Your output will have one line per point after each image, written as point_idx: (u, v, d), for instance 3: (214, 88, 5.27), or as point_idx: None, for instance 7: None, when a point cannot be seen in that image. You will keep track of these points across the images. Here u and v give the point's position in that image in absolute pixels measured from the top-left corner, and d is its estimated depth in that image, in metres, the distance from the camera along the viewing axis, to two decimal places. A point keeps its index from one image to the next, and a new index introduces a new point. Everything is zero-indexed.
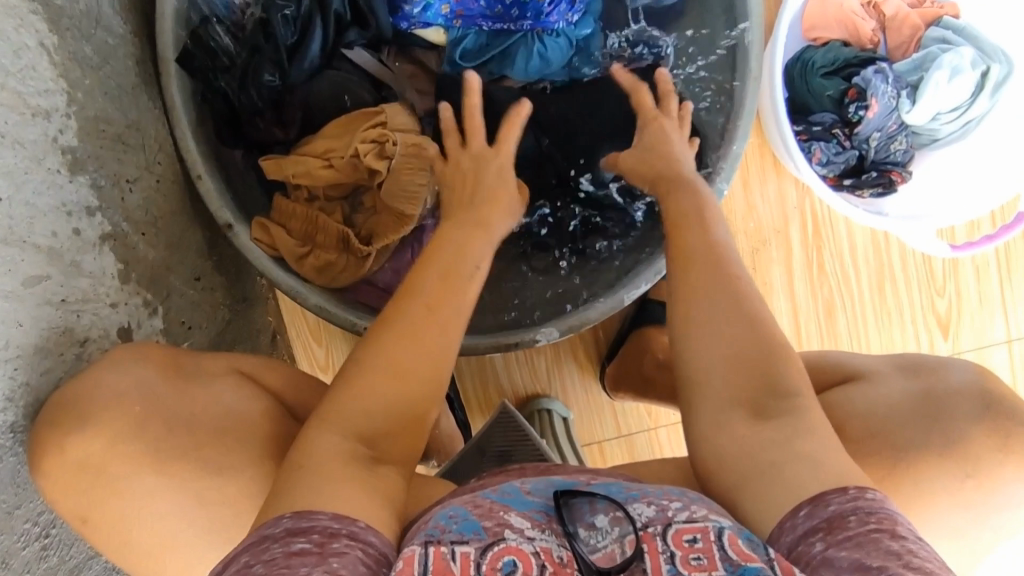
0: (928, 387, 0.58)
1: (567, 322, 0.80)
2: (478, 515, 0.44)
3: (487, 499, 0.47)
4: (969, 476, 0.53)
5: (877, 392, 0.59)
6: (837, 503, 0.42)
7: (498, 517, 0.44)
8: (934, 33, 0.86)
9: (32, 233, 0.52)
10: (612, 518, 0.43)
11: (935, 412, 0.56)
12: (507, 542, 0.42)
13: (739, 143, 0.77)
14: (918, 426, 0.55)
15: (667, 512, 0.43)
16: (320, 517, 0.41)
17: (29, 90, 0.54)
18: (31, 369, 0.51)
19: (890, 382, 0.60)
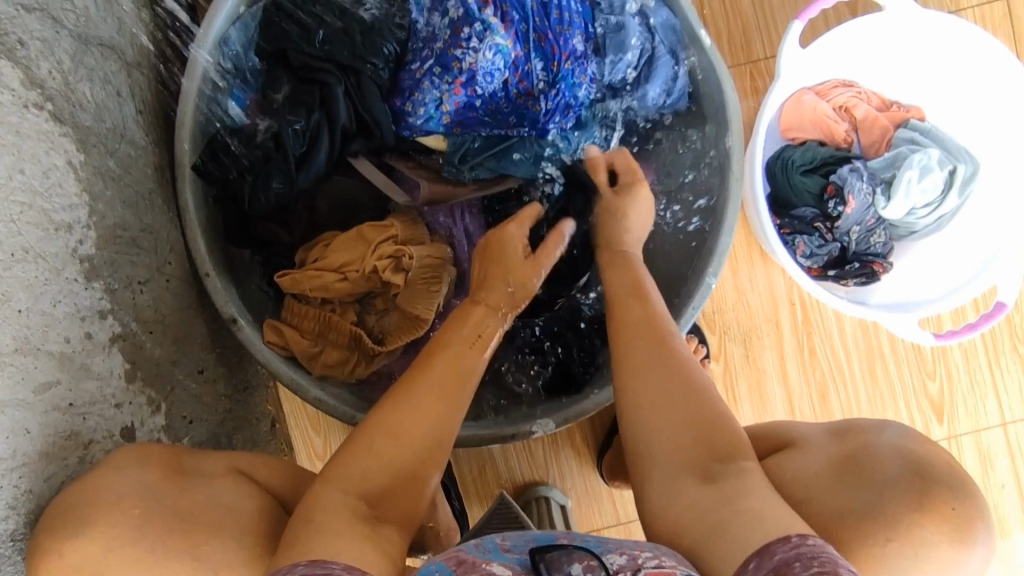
0: (853, 450, 0.56)
1: (563, 413, 0.81)
2: (459, 573, 0.47)
3: (469, 554, 0.50)
4: (891, 537, 0.48)
5: (804, 462, 0.57)
6: (783, 552, 0.44)
7: (479, 569, 0.47)
8: (904, 134, 0.92)
9: (47, 341, 0.55)
10: (586, 566, 0.45)
11: (856, 470, 0.53)
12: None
13: (726, 238, 0.81)
14: (839, 489, 0.52)
15: (636, 559, 0.47)
16: (332, 567, 0.45)
17: (53, 207, 0.59)
18: (36, 477, 0.51)
19: (821, 451, 0.58)
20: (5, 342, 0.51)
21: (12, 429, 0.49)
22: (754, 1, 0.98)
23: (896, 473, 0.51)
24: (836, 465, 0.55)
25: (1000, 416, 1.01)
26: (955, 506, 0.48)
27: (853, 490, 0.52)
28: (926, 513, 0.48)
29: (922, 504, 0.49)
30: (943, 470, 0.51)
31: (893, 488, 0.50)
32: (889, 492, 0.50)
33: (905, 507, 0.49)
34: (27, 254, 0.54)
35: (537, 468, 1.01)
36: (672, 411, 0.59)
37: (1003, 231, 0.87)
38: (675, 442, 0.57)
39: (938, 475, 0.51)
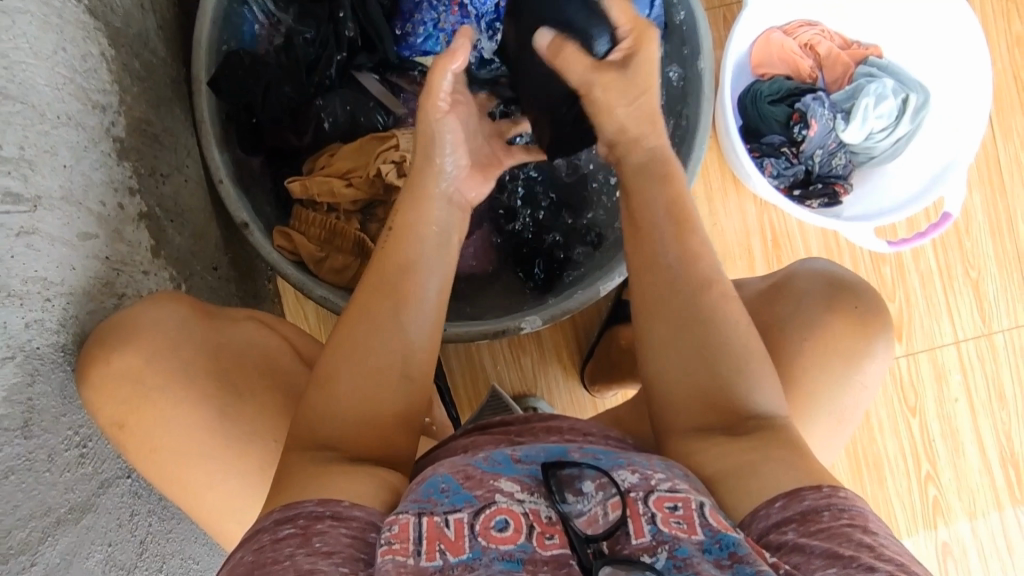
0: (777, 279, 0.69)
1: (550, 311, 0.89)
2: (467, 487, 0.50)
3: (477, 468, 0.52)
4: (806, 338, 0.63)
5: (741, 296, 0.70)
6: (813, 499, 0.49)
7: (488, 485, 0.50)
8: (862, 70, 1.00)
9: (86, 198, 0.62)
10: (597, 484, 0.50)
11: (779, 292, 0.67)
12: (498, 504, 0.48)
13: (699, 151, 0.88)
14: (770, 308, 0.66)
15: (649, 481, 0.50)
16: (305, 504, 0.47)
17: (89, 87, 0.65)
18: (80, 307, 0.58)
19: (752, 285, 0.71)
20: (53, 189, 0.57)
21: (60, 262, 0.56)
22: None
23: (817, 287, 0.65)
24: (765, 292, 0.68)
25: (954, 335, 1.09)
26: (853, 305, 0.64)
27: (787, 308, 0.65)
28: (834, 313, 0.63)
29: (835, 307, 0.63)
30: (852, 281, 0.65)
31: (818, 302, 0.64)
32: (813, 303, 0.64)
33: (819, 311, 0.63)
34: (69, 120, 0.61)
35: (527, 381, 1.08)
36: (681, 345, 0.60)
37: (944, 151, 0.95)
38: (687, 370, 0.60)
39: (850, 289, 0.65)
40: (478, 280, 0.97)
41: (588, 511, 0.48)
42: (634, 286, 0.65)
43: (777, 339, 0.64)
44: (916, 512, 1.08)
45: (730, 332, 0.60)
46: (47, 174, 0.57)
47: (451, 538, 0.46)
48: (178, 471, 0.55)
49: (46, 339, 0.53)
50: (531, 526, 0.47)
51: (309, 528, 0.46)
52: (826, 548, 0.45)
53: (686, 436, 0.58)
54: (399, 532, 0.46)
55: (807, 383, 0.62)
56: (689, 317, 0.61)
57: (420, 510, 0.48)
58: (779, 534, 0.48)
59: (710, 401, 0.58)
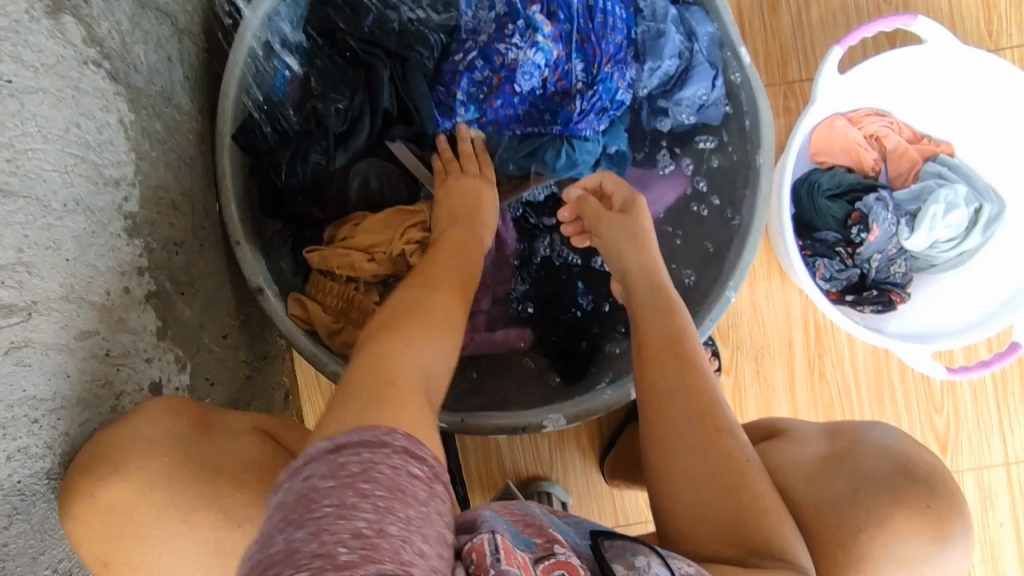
0: (842, 446, 0.66)
1: (574, 409, 0.82)
2: (527, 533, 0.48)
3: (533, 517, 0.50)
4: (863, 529, 0.59)
5: (803, 452, 0.67)
6: None
7: (548, 536, 0.48)
8: (931, 168, 0.93)
9: (89, 291, 0.57)
10: (651, 561, 0.48)
11: (842, 464, 0.64)
12: (557, 557, 0.46)
13: (749, 254, 0.82)
14: (827, 475, 0.63)
15: (707, 572, 0.49)
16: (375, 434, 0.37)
17: (104, 162, 0.60)
18: (71, 421, 0.53)
19: (815, 444, 0.68)
20: (51, 288, 0.52)
21: (52, 372, 0.51)
22: (795, 27, 0.99)
23: (883, 472, 0.62)
24: (824, 460, 0.65)
25: (1004, 455, 1.01)
26: (926, 501, 0.60)
27: (846, 488, 0.62)
28: (899, 506, 0.60)
29: (901, 501, 0.60)
30: (922, 471, 0.62)
31: (884, 491, 0.60)
32: (879, 489, 0.61)
33: (885, 503, 0.60)
34: (77, 205, 0.56)
35: (542, 463, 1.02)
36: (705, 490, 0.58)
37: (1000, 283, 0.88)
38: (704, 514, 0.57)
39: (920, 481, 0.61)
40: (499, 361, 0.90)
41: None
42: (681, 387, 0.62)
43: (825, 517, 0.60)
44: None
45: (756, 485, 0.58)
46: (46, 274, 0.52)
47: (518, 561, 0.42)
48: None
49: (28, 468, 0.49)
50: None
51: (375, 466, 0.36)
52: None
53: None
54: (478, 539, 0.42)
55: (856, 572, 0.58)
56: (714, 460, 0.59)
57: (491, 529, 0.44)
58: None
59: (735, 533, 0.56)
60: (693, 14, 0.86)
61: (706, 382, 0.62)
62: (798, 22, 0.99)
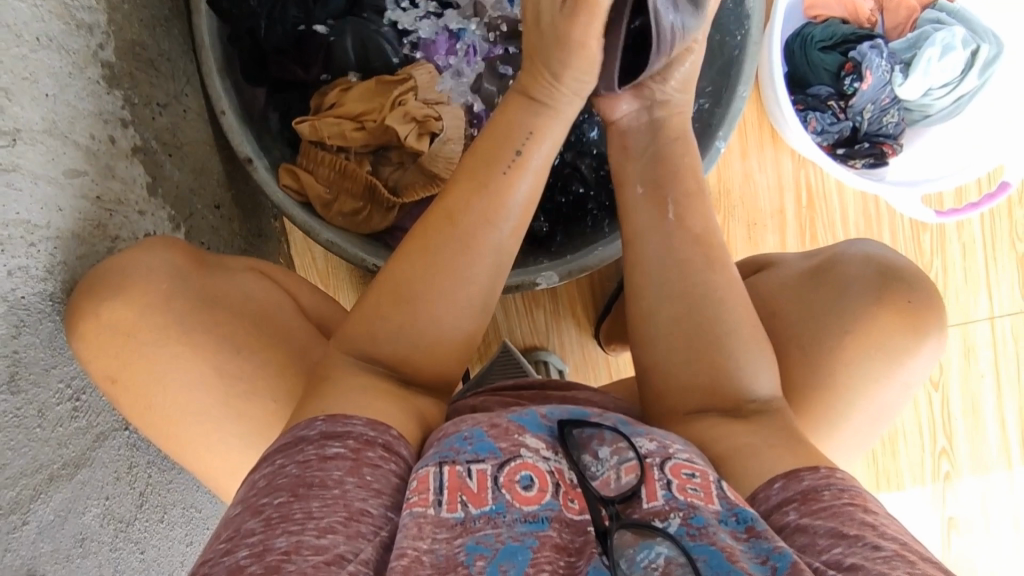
0: (824, 259, 0.65)
1: (567, 267, 0.83)
2: (491, 436, 0.45)
3: (504, 420, 0.48)
4: (847, 327, 0.59)
5: (779, 275, 0.66)
6: (811, 479, 0.45)
7: (513, 438, 0.45)
8: (930, 15, 0.90)
9: (73, 132, 0.57)
10: (615, 448, 0.45)
11: (823, 274, 0.63)
12: (522, 459, 0.44)
13: (739, 103, 0.81)
14: (809, 285, 0.62)
15: (667, 448, 0.46)
16: (354, 424, 0.44)
17: (75, 4, 0.59)
18: (68, 252, 0.54)
19: (793, 265, 0.67)
20: (34, 121, 0.52)
21: (44, 202, 0.52)
22: None
23: (865, 276, 0.60)
24: (808, 275, 0.64)
25: (990, 310, 1.02)
26: (906, 298, 0.59)
27: (827, 298, 0.61)
28: (880, 302, 0.59)
29: (878, 296, 0.59)
30: (904, 272, 0.60)
31: (868, 295, 0.59)
32: (860, 293, 0.59)
33: (865, 301, 0.59)
34: (51, 42, 0.55)
35: (538, 334, 1.04)
36: (684, 315, 0.57)
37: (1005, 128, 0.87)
38: (690, 339, 0.56)
39: (896, 278, 0.60)
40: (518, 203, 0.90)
41: (602, 474, 0.43)
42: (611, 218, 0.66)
43: (799, 312, 0.61)
44: (927, 487, 1.04)
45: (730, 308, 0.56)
46: (27, 104, 0.52)
47: (473, 491, 0.41)
48: (174, 434, 0.53)
49: (31, 287, 0.49)
50: (557, 485, 0.42)
51: (360, 453, 0.43)
52: (829, 527, 0.41)
53: (695, 414, 0.54)
54: (423, 485, 0.41)
55: (835, 367, 0.58)
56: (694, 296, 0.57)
57: (442, 460, 0.43)
58: (779, 516, 0.44)
59: (706, 362, 0.55)
60: None
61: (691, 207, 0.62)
62: None
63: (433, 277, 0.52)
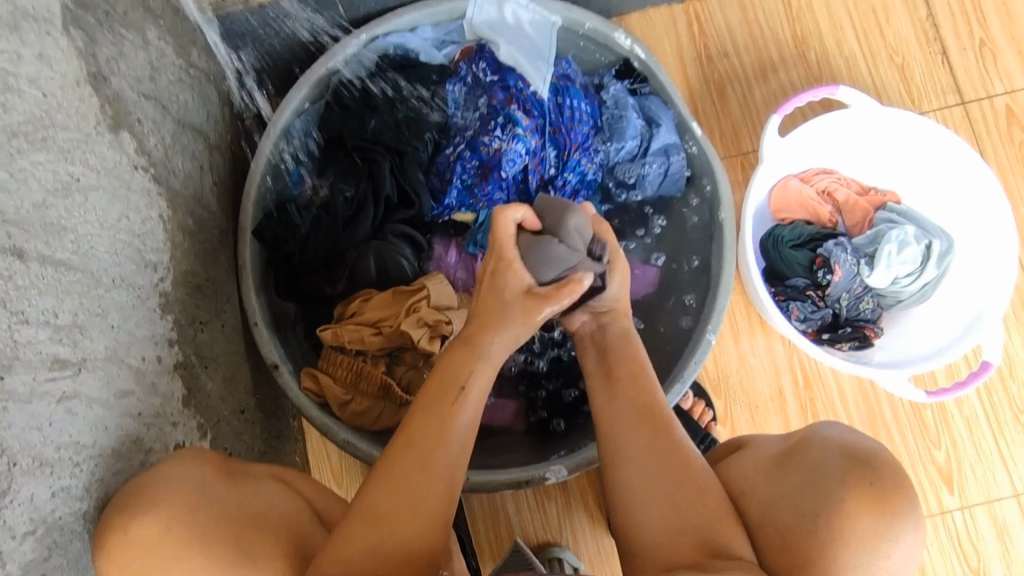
0: (798, 438, 0.64)
1: (575, 459, 0.85)
2: None
3: None
4: (819, 513, 0.55)
5: (755, 455, 0.65)
6: None
7: None
8: (883, 215, 1.02)
9: (129, 356, 0.64)
10: None
11: (793, 456, 0.61)
12: None
13: (722, 299, 0.89)
14: (780, 468, 0.61)
15: None
16: None
17: (147, 249, 0.70)
18: (107, 469, 0.58)
19: (770, 444, 0.66)
20: (99, 350, 0.60)
21: (94, 422, 0.57)
22: (741, 108, 1.16)
23: (831, 460, 0.58)
24: (778, 460, 0.62)
25: (1011, 486, 1.00)
26: (871, 480, 0.56)
27: (795, 482, 0.59)
28: (850, 486, 0.56)
29: (849, 480, 0.56)
30: (872, 456, 0.58)
31: (832, 477, 0.57)
32: (827, 476, 0.57)
33: (835, 484, 0.56)
34: (123, 282, 0.65)
35: (551, 528, 1.02)
36: (658, 495, 0.62)
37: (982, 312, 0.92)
38: (671, 520, 0.60)
39: (871, 464, 0.57)
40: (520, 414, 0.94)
41: None
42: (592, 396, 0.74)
43: (767, 497, 0.60)
44: None
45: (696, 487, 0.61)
46: (95, 337, 0.59)
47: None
48: None
49: (69, 507, 0.53)
50: None
51: None
52: None
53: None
54: None
55: (811, 557, 0.54)
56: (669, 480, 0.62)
57: None
58: None
59: (692, 542, 0.57)
60: (651, 103, 0.99)
61: (657, 394, 0.70)
62: (744, 104, 1.16)
63: (380, 502, 0.55)
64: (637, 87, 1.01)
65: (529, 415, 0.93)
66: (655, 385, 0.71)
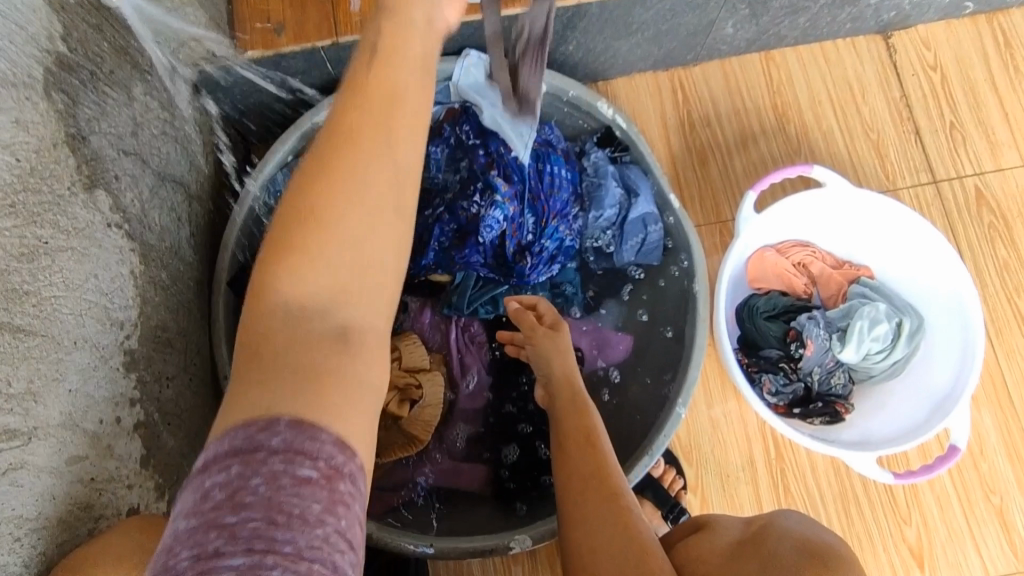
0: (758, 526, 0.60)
1: (540, 528, 0.84)
2: None
3: None
4: None
5: (713, 540, 0.61)
6: None
7: None
8: (857, 289, 1.04)
9: (85, 419, 0.63)
10: None
11: (750, 547, 0.57)
12: None
13: (693, 371, 0.89)
14: (736, 559, 0.57)
15: None
16: None
17: (114, 307, 0.70)
18: (50, 540, 0.57)
19: (730, 529, 0.62)
20: (52, 416, 0.59)
21: (40, 493, 0.56)
22: (721, 176, 1.19)
23: (788, 555, 0.54)
24: (736, 549, 0.58)
25: (983, 567, 0.99)
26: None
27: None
28: None
29: None
30: (836, 556, 0.53)
31: (786, 575, 0.52)
32: (783, 573, 0.52)
33: None
34: (86, 343, 0.65)
35: None
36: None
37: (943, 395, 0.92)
38: None
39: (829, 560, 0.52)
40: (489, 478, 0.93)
41: None
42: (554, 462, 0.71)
43: None
44: None
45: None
46: (50, 403, 0.59)
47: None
48: None
49: None
50: None
51: None
52: None
53: None
54: None
55: None
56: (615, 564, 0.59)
57: None
58: None
59: None
60: (631, 172, 1.01)
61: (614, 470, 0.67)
62: (723, 172, 1.19)
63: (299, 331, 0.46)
64: (619, 156, 1.02)
65: (497, 481, 0.92)
66: (611, 459, 0.68)
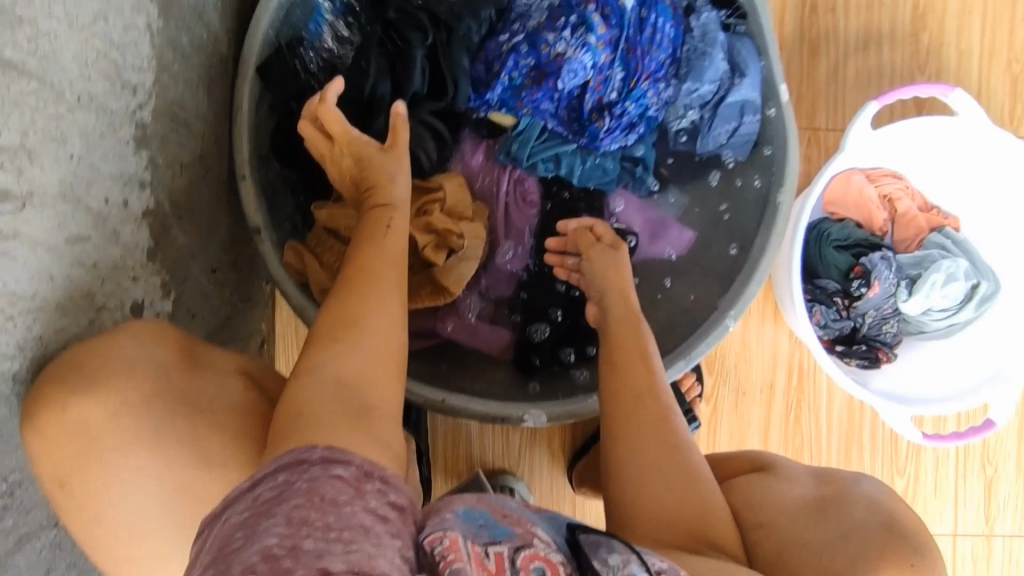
0: (833, 488, 0.60)
1: (558, 408, 0.79)
2: (506, 523, 0.46)
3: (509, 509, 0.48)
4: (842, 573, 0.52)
5: (781, 488, 0.62)
6: None
7: (527, 527, 0.46)
8: (936, 238, 0.95)
9: (88, 195, 0.53)
10: (625, 559, 0.45)
11: (827, 507, 0.58)
12: (535, 549, 0.44)
13: (753, 287, 0.82)
14: (810, 514, 0.58)
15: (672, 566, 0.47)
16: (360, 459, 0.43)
17: (127, 65, 0.57)
18: (47, 325, 0.49)
19: (798, 482, 0.62)
20: (50, 183, 0.49)
21: (34, 271, 0.48)
22: (831, 74, 1.03)
23: (870, 524, 0.55)
24: (809, 505, 0.59)
25: (954, 526, 1.02)
26: (909, 561, 0.53)
27: (822, 534, 0.55)
28: (886, 559, 0.52)
29: (885, 554, 0.53)
30: (910, 533, 0.55)
31: (866, 544, 0.53)
32: (862, 540, 0.54)
33: (871, 554, 0.52)
34: (92, 102, 0.53)
35: (509, 459, 0.99)
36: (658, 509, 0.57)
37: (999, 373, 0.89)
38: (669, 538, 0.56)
39: (908, 540, 0.54)
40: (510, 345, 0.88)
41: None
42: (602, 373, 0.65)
43: (783, 537, 0.56)
44: None
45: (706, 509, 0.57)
46: (47, 166, 0.48)
47: (492, 569, 0.41)
48: (115, 548, 0.47)
49: None
50: None
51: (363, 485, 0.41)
52: None
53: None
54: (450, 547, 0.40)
55: None
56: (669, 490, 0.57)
57: (462, 535, 0.43)
58: None
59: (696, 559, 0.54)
60: (742, 45, 0.86)
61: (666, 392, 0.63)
62: (836, 70, 1.03)
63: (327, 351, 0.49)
64: (732, 23, 0.87)
65: (518, 352, 0.86)
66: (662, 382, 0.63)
